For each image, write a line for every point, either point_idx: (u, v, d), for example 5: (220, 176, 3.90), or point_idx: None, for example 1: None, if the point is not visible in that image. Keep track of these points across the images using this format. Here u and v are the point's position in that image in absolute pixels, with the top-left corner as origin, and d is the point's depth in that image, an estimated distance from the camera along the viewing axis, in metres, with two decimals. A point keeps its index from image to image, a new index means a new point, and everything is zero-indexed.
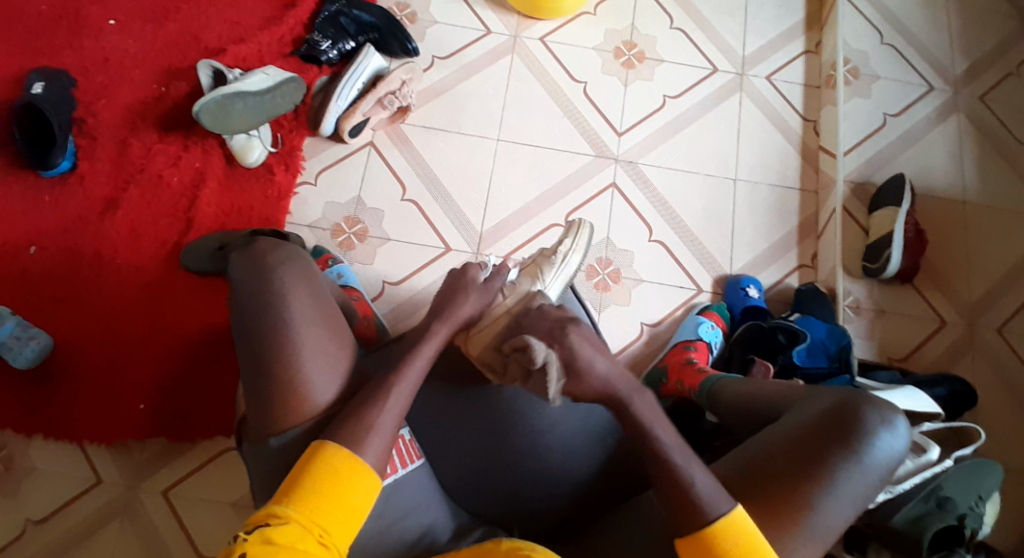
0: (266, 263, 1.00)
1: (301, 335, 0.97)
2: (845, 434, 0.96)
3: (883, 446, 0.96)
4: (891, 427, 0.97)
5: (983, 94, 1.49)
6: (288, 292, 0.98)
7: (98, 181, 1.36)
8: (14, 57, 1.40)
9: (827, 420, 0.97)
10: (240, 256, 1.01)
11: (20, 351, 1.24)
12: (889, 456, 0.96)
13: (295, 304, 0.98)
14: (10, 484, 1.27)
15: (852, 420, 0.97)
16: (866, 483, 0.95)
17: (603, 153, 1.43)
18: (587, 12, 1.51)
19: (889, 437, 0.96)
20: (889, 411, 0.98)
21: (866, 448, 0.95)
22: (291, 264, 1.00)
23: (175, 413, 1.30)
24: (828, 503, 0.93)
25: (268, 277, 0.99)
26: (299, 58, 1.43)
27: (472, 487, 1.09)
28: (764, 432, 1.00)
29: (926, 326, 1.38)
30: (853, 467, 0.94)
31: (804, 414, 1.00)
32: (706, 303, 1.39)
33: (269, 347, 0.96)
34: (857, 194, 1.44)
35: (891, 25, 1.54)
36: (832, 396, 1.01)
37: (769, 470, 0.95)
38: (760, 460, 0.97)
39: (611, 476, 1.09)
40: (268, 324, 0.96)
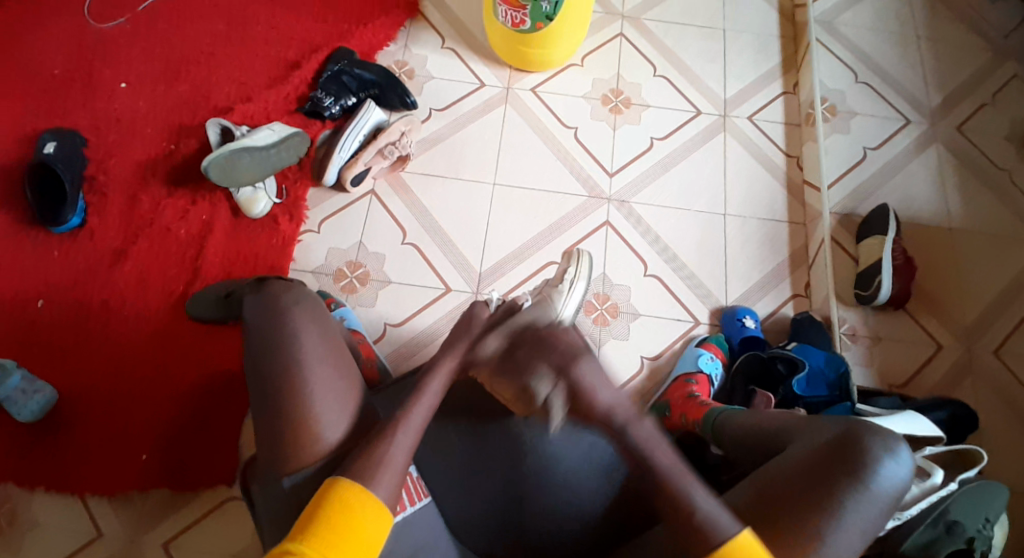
0: (278, 305, 1.02)
1: (308, 370, 0.97)
2: (848, 468, 0.93)
3: (888, 475, 0.93)
4: (895, 456, 0.94)
5: (959, 125, 1.56)
6: (300, 334, 0.99)
7: (107, 235, 1.40)
8: (29, 120, 1.46)
9: (830, 454, 0.95)
10: (256, 299, 1.03)
11: (25, 404, 1.26)
12: (894, 484, 0.93)
13: (307, 343, 0.99)
14: (11, 539, 1.25)
15: (855, 451, 0.94)
16: (874, 511, 0.92)
17: (596, 193, 1.48)
18: (575, 63, 1.59)
19: (893, 466, 0.93)
20: (891, 438, 0.95)
21: (870, 478, 0.92)
22: (303, 305, 1.02)
23: (180, 462, 1.29)
24: (837, 534, 0.90)
25: (280, 319, 1.00)
26: (304, 115, 1.49)
27: (476, 532, 1.03)
28: (764, 468, 0.97)
29: (923, 351, 1.40)
30: (858, 500, 0.92)
31: (806, 449, 0.97)
32: (705, 334, 1.41)
33: (276, 376, 0.97)
34: (844, 225, 1.48)
35: (865, 65, 1.61)
36: (834, 428, 0.98)
37: (774, 507, 0.93)
38: (764, 497, 0.94)
39: (622, 513, 1.03)
40: (282, 359, 0.97)
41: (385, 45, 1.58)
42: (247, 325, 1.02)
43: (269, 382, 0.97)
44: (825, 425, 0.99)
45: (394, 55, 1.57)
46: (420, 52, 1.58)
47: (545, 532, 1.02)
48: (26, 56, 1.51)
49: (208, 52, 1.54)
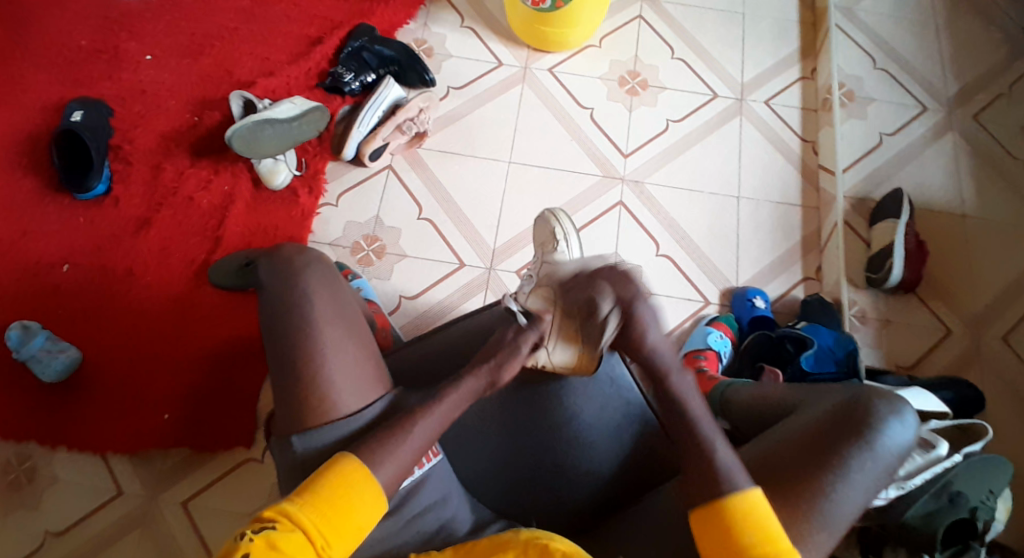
0: (292, 267, 1.02)
1: (319, 333, 0.97)
2: (853, 426, 0.94)
3: (893, 436, 0.94)
4: (899, 417, 0.95)
5: (977, 113, 1.56)
6: (311, 295, 0.99)
7: (131, 203, 1.44)
8: (58, 90, 1.50)
9: (836, 415, 0.96)
10: (270, 261, 1.03)
11: (49, 364, 1.29)
12: (899, 446, 0.94)
13: (319, 306, 0.99)
14: (33, 495, 1.29)
15: (861, 411, 0.95)
16: (879, 471, 0.93)
17: (609, 174, 1.50)
18: (592, 45, 1.60)
19: (899, 427, 0.94)
20: (897, 400, 0.97)
21: (875, 437, 0.93)
22: (316, 269, 1.02)
23: (198, 424, 1.33)
24: (840, 490, 0.91)
25: (293, 279, 1.01)
26: (324, 90, 1.51)
27: (491, 486, 1.06)
28: (771, 430, 0.99)
29: (933, 335, 1.40)
30: (863, 458, 0.92)
31: (813, 412, 0.98)
32: (715, 314, 1.42)
33: (288, 336, 0.98)
34: (858, 209, 1.49)
35: (884, 52, 1.61)
36: (842, 393, 0.99)
37: (779, 464, 0.94)
38: (771, 455, 0.95)
39: (631, 476, 1.06)
40: (294, 321, 0.98)
41: (406, 23, 1.60)
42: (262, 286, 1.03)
43: (280, 344, 0.97)
44: (835, 391, 1.01)
45: (414, 34, 1.59)
46: (440, 31, 1.60)
47: (550, 487, 1.05)
48: (55, 28, 1.55)
49: (232, 27, 1.57)
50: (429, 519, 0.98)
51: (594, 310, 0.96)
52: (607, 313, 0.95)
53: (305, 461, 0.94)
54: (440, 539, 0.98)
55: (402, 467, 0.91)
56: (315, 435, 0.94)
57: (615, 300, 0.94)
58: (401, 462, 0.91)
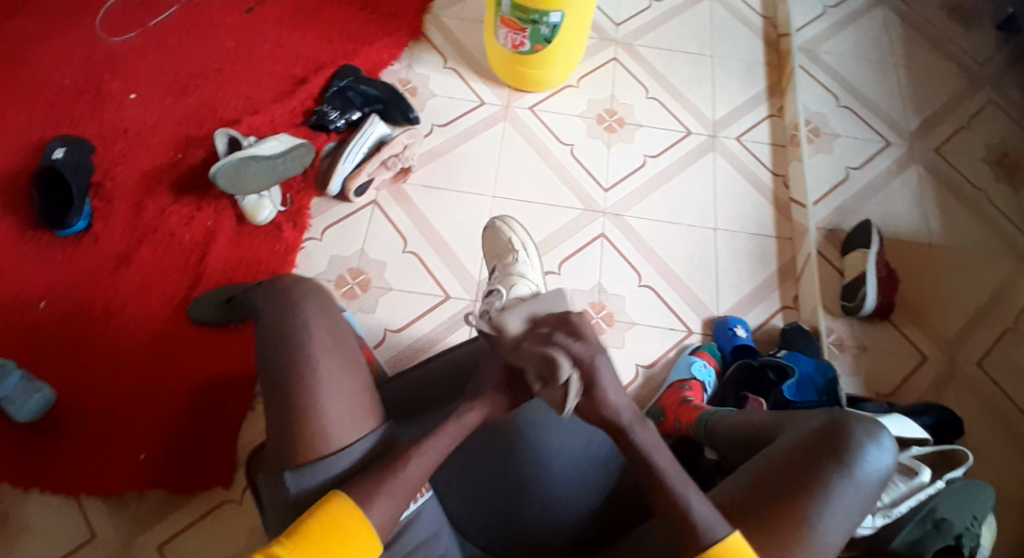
0: (288, 297, 1.00)
1: (316, 364, 0.96)
2: (834, 452, 0.97)
3: (872, 461, 0.97)
4: (878, 442, 0.98)
5: (937, 147, 1.64)
6: (309, 324, 0.98)
7: (112, 240, 1.43)
8: (39, 128, 1.50)
9: (816, 441, 0.98)
10: (265, 289, 1.02)
11: (24, 403, 1.25)
12: (878, 470, 0.97)
13: (315, 335, 0.98)
14: (3, 542, 1.23)
15: (841, 437, 0.98)
16: (860, 495, 0.96)
17: (591, 207, 1.53)
18: (570, 85, 1.65)
19: (877, 451, 0.97)
20: (875, 426, 1.00)
21: (855, 462, 0.96)
22: (313, 297, 1.01)
23: (178, 463, 1.29)
24: (825, 515, 0.93)
25: (290, 308, 1.00)
26: (309, 127, 1.54)
27: (482, 521, 1.03)
28: (754, 457, 1.00)
29: (908, 360, 1.44)
30: (845, 483, 0.95)
31: (795, 436, 1.01)
32: (697, 343, 1.45)
33: (285, 364, 0.97)
34: (830, 239, 1.54)
35: (846, 91, 1.70)
36: (822, 419, 1.02)
37: (765, 492, 0.95)
38: (756, 483, 0.97)
39: (626, 499, 1.05)
40: (291, 351, 0.97)
41: (390, 64, 1.64)
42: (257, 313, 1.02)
43: (275, 373, 0.97)
44: (813, 418, 1.04)
45: (397, 74, 1.63)
46: (423, 72, 1.64)
47: (533, 519, 1.02)
48: (37, 67, 1.55)
49: (217, 67, 1.59)
50: (424, 554, 0.97)
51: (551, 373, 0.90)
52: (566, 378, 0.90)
53: (298, 495, 0.93)
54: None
55: (397, 489, 0.90)
56: (308, 473, 0.93)
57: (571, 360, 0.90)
58: (394, 489, 0.90)
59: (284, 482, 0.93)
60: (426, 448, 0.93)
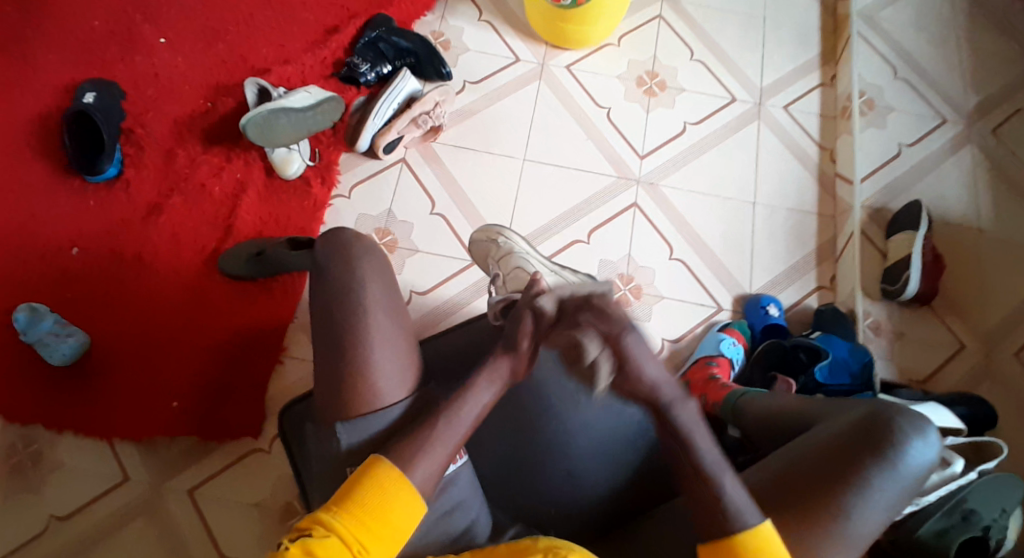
0: (345, 251, 0.97)
1: (370, 321, 0.93)
2: (872, 446, 0.91)
3: (914, 456, 0.91)
4: (923, 435, 0.92)
5: (995, 127, 1.54)
6: (362, 284, 0.95)
7: (142, 188, 1.42)
8: (70, 70, 1.49)
9: (855, 433, 0.92)
10: (321, 243, 0.99)
11: (57, 348, 1.27)
12: (921, 466, 0.91)
13: (371, 289, 0.95)
14: (37, 478, 1.27)
15: (882, 432, 0.91)
16: (898, 490, 0.90)
17: (625, 175, 1.48)
18: (611, 43, 1.58)
19: (920, 446, 0.91)
20: (920, 418, 0.93)
21: (895, 457, 0.90)
22: (372, 257, 0.98)
23: (207, 413, 1.31)
24: (858, 510, 0.89)
25: (348, 263, 0.97)
26: (339, 80, 1.50)
27: (499, 489, 1.03)
28: (790, 448, 0.95)
29: (945, 349, 1.39)
30: (883, 479, 0.90)
31: (832, 427, 0.95)
32: (728, 320, 1.41)
33: (335, 318, 0.94)
34: (875, 219, 1.47)
35: (904, 60, 1.60)
36: (864, 406, 0.96)
37: (798, 488, 0.91)
38: (790, 480, 0.92)
39: (645, 482, 1.04)
40: (340, 309, 0.94)
41: (423, 15, 1.58)
42: (314, 266, 0.98)
43: (334, 323, 0.94)
44: (852, 407, 0.97)
45: (431, 26, 1.58)
46: (457, 24, 1.58)
47: (556, 496, 1.02)
48: (68, 7, 1.54)
49: (248, 12, 1.55)
50: (456, 522, 0.93)
51: (580, 355, 0.87)
52: (595, 358, 0.86)
53: (350, 446, 0.91)
54: (464, 544, 0.93)
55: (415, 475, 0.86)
56: (356, 425, 0.91)
57: (601, 340, 0.85)
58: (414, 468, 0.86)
59: (336, 434, 0.92)
60: (450, 431, 0.88)
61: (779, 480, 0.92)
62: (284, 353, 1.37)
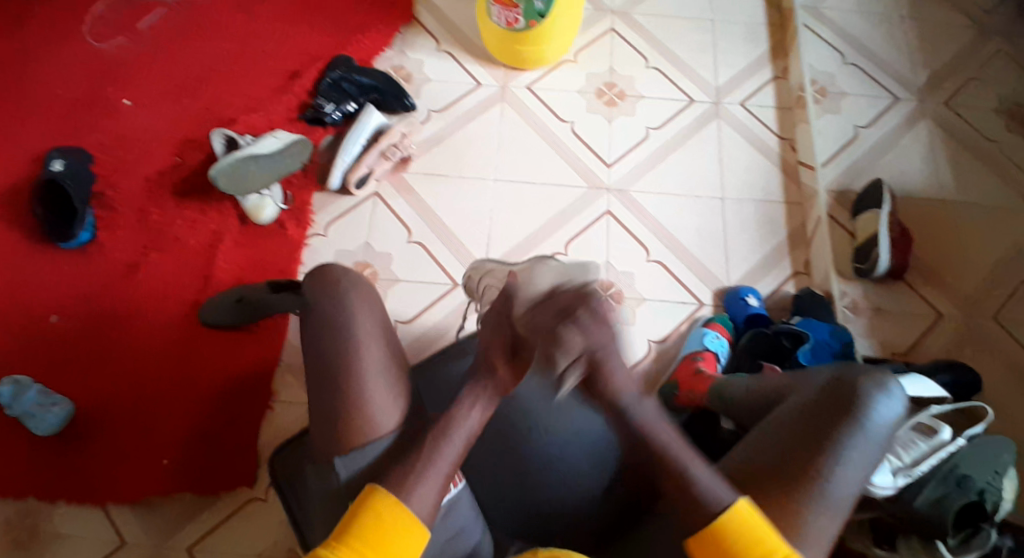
0: (335, 285, 1.01)
1: (363, 351, 0.95)
2: (839, 408, 0.95)
3: (881, 413, 0.95)
4: (887, 393, 0.97)
5: (946, 101, 1.59)
6: (354, 312, 0.98)
7: (118, 248, 1.43)
8: (35, 139, 1.49)
9: (821, 399, 0.97)
10: (307, 282, 1.03)
11: (43, 419, 1.26)
12: (888, 421, 0.95)
13: (362, 322, 0.98)
14: (36, 551, 1.25)
15: (846, 394, 0.96)
16: (872, 447, 0.94)
17: (595, 184, 1.51)
18: (568, 59, 1.62)
19: (886, 402, 0.96)
20: (881, 376, 0.98)
21: (862, 415, 0.95)
22: (362, 289, 1.02)
23: (200, 466, 1.30)
24: (836, 468, 0.92)
25: (337, 296, 1.00)
26: (305, 122, 1.52)
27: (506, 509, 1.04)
28: (762, 424, 0.99)
29: (924, 319, 1.42)
30: (854, 437, 0.94)
31: (801, 398, 0.99)
32: (710, 315, 1.43)
33: (329, 352, 0.96)
34: (840, 202, 1.51)
35: (852, 46, 1.65)
36: (827, 374, 1.01)
37: (774, 457, 0.94)
38: (767, 452, 0.95)
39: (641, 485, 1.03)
40: (335, 339, 0.96)
41: (382, 50, 1.61)
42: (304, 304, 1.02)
43: (327, 354, 0.95)
44: (816, 376, 1.02)
45: (391, 60, 1.60)
46: (416, 56, 1.61)
47: (546, 504, 1.03)
48: (27, 77, 1.54)
49: (209, 65, 1.57)
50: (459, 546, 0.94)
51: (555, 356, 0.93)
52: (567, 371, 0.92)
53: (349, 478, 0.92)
54: None
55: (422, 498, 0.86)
56: (354, 457, 0.92)
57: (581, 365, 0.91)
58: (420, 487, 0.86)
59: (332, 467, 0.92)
60: (449, 443, 0.90)
61: (758, 453, 0.96)
62: (275, 398, 1.37)
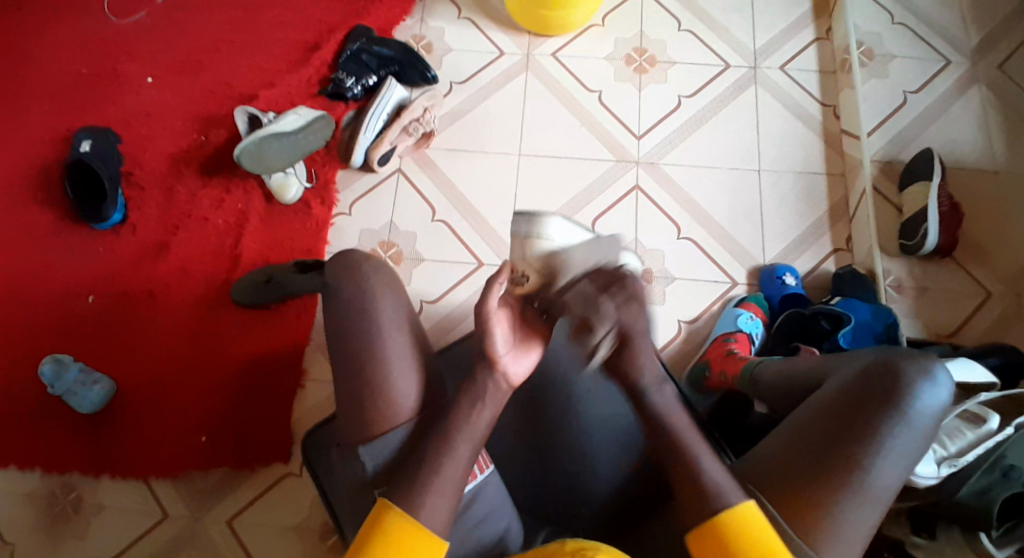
0: (358, 270, 1.00)
1: (384, 340, 0.95)
2: (882, 395, 0.91)
3: (925, 400, 0.91)
4: (932, 379, 0.92)
5: (1003, 62, 1.48)
6: (374, 299, 0.97)
7: (148, 228, 1.44)
8: (64, 120, 1.51)
9: (863, 383, 0.93)
10: (331, 266, 1.02)
11: (84, 396, 1.30)
12: (933, 409, 0.91)
13: (381, 309, 0.97)
14: (80, 523, 1.31)
15: (889, 380, 0.92)
16: (915, 435, 0.90)
17: (623, 157, 1.46)
18: (595, 24, 1.55)
19: (930, 389, 0.91)
20: (927, 361, 0.93)
21: (906, 402, 0.90)
22: (383, 275, 1.00)
23: (236, 442, 1.33)
24: (877, 460, 0.89)
25: (358, 281, 0.99)
26: (327, 97, 1.50)
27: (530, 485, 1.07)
28: (801, 408, 0.96)
29: (972, 299, 1.34)
30: (897, 426, 0.90)
31: (838, 382, 0.95)
32: (744, 294, 1.38)
33: (347, 344, 0.96)
34: (886, 173, 1.42)
35: (901, 3, 1.54)
36: (868, 357, 0.96)
37: (813, 445, 0.91)
38: (805, 439, 0.92)
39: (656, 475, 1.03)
40: (353, 331, 0.96)
41: (402, 19, 1.56)
42: (327, 288, 1.01)
43: (345, 345, 0.96)
44: (858, 358, 0.98)
45: (411, 30, 1.56)
46: (438, 25, 1.56)
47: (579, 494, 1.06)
48: (54, 57, 1.55)
49: (230, 40, 1.55)
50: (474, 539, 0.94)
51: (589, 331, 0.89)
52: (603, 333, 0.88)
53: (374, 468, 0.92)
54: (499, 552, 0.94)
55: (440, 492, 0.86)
56: (376, 446, 0.92)
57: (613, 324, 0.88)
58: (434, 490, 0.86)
59: (359, 458, 0.93)
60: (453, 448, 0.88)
61: (797, 440, 0.93)
62: (304, 377, 1.39)
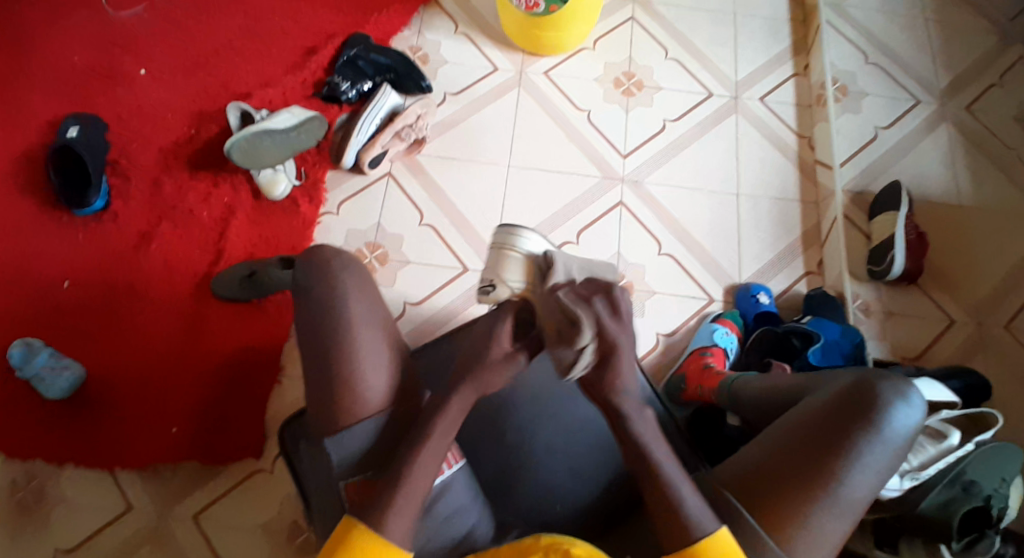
0: (329, 268, 0.96)
1: (359, 335, 0.94)
2: (858, 414, 0.93)
3: (899, 421, 0.93)
4: (906, 400, 0.94)
5: (967, 105, 1.57)
6: (348, 297, 0.95)
7: (131, 216, 1.43)
8: (52, 106, 1.50)
9: (839, 402, 0.95)
10: (299, 261, 0.98)
11: (54, 381, 1.27)
12: (906, 430, 0.93)
13: (355, 307, 0.95)
14: (39, 513, 1.26)
15: (865, 400, 0.94)
16: (888, 453, 0.93)
17: (609, 174, 1.50)
18: (587, 47, 1.61)
19: (905, 410, 0.93)
20: (899, 383, 0.96)
21: (881, 422, 0.92)
22: (354, 272, 0.97)
23: (208, 436, 1.30)
24: (851, 475, 0.91)
25: (331, 279, 0.96)
26: (321, 100, 1.52)
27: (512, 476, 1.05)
28: (778, 424, 0.98)
29: (935, 325, 1.40)
30: (871, 444, 0.92)
31: (816, 399, 0.97)
32: (720, 311, 1.42)
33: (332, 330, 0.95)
34: (856, 203, 1.49)
35: (875, 46, 1.63)
36: (846, 378, 0.98)
37: (789, 461, 0.93)
38: (781, 454, 0.94)
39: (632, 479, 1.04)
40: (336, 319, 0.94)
41: (400, 31, 1.60)
42: (296, 283, 0.97)
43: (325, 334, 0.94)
44: (836, 378, 1.00)
45: (408, 41, 1.60)
46: (434, 38, 1.60)
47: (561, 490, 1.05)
48: (47, 44, 1.55)
49: (228, 39, 1.57)
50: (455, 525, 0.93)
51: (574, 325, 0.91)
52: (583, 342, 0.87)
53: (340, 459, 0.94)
54: (470, 545, 0.94)
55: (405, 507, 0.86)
56: (343, 438, 0.94)
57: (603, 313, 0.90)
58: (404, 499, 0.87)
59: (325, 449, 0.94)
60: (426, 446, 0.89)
61: (773, 456, 0.95)
62: (281, 373, 1.37)
